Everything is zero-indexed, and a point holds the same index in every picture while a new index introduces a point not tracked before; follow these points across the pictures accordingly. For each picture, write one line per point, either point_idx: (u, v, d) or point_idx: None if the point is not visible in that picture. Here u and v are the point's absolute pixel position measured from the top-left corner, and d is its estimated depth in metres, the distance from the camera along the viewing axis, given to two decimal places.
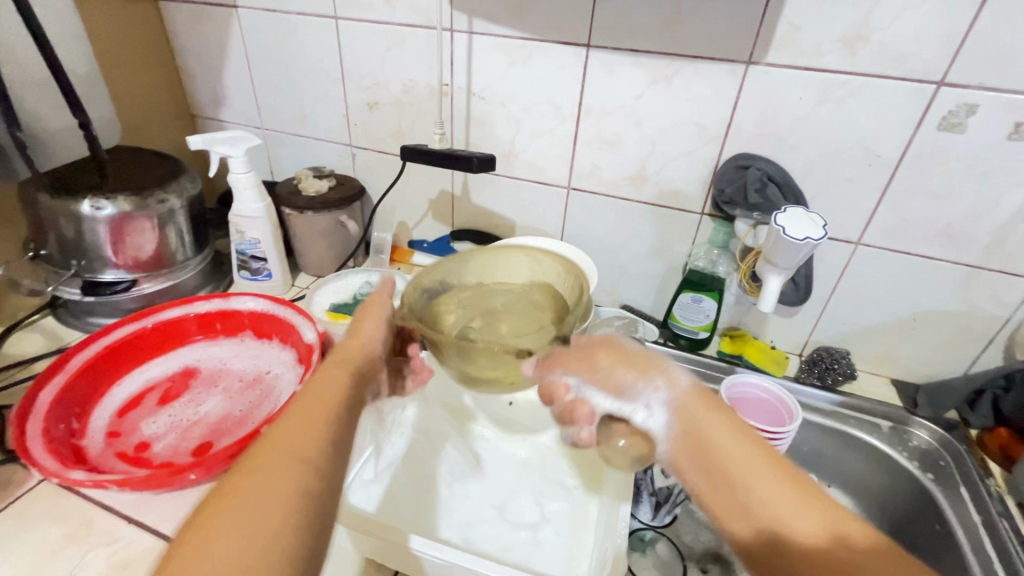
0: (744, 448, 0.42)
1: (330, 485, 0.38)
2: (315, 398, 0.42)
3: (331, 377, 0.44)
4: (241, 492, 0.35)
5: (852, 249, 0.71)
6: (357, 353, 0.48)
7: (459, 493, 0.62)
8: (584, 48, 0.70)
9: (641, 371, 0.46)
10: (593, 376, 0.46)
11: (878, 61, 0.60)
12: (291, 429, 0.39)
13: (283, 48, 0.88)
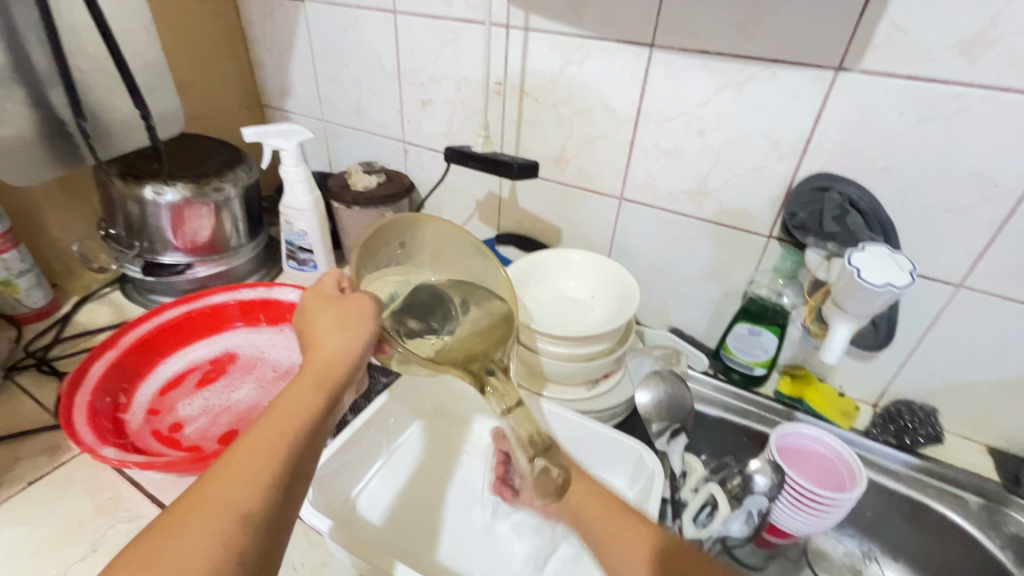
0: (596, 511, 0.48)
1: (279, 529, 0.35)
2: (275, 425, 0.38)
3: (297, 399, 0.40)
4: (175, 538, 0.32)
5: (951, 293, 0.60)
6: (329, 373, 0.42)
7: (470, 516, 0.59)
8: (647, 48, 0.64)
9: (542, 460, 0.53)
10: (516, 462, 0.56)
11: (1006, 72, 0.49)
12: (242, 463, 0.36)
13: (344, 42, 0.88)
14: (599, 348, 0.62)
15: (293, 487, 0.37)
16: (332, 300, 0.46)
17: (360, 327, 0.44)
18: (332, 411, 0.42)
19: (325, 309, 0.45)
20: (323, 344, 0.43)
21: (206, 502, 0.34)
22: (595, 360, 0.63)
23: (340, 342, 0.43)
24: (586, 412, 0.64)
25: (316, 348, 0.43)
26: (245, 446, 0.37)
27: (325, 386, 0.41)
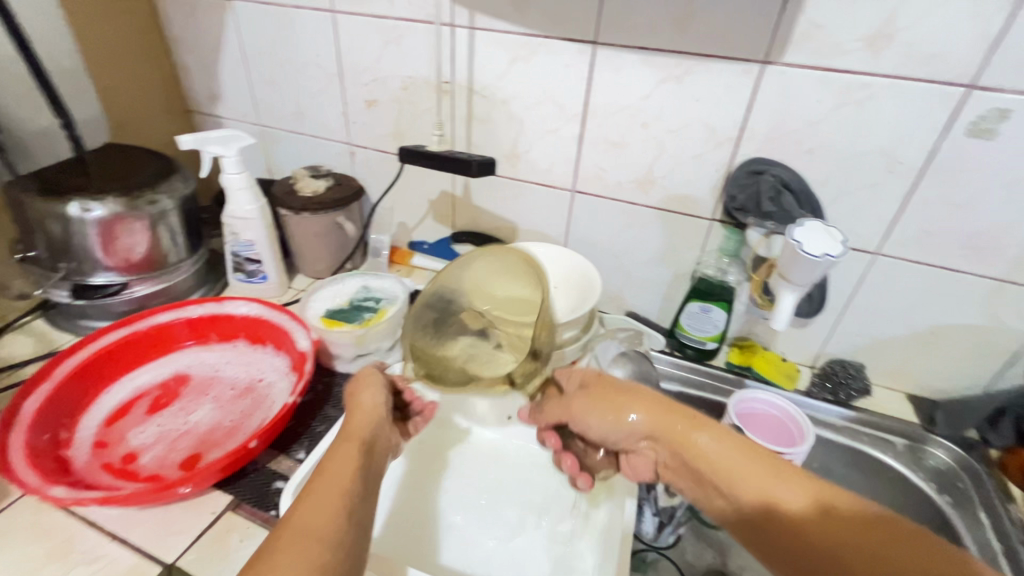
0: (729, 457, 0.46)
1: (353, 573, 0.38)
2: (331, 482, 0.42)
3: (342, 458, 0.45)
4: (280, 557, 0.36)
5: (870, 260, 0.67)
6: (362, 423, 0.50)
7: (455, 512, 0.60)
8: (591, 45, 0.67)
9: (617, 408, 0.54)
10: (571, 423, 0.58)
11: (905, 63, 0.56)
12: (315, 492, 0.41)
13: (278, 42, 0.85)
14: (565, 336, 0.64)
15: (360, 531, 0.40)
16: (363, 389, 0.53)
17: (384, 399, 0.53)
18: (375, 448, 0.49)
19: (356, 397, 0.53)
20: (353, 407, 0.52)
21: (297, 528, 0.38)
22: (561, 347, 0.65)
23: (366, 399, 0.52)
24: None
25: (356, 402, 0.52)
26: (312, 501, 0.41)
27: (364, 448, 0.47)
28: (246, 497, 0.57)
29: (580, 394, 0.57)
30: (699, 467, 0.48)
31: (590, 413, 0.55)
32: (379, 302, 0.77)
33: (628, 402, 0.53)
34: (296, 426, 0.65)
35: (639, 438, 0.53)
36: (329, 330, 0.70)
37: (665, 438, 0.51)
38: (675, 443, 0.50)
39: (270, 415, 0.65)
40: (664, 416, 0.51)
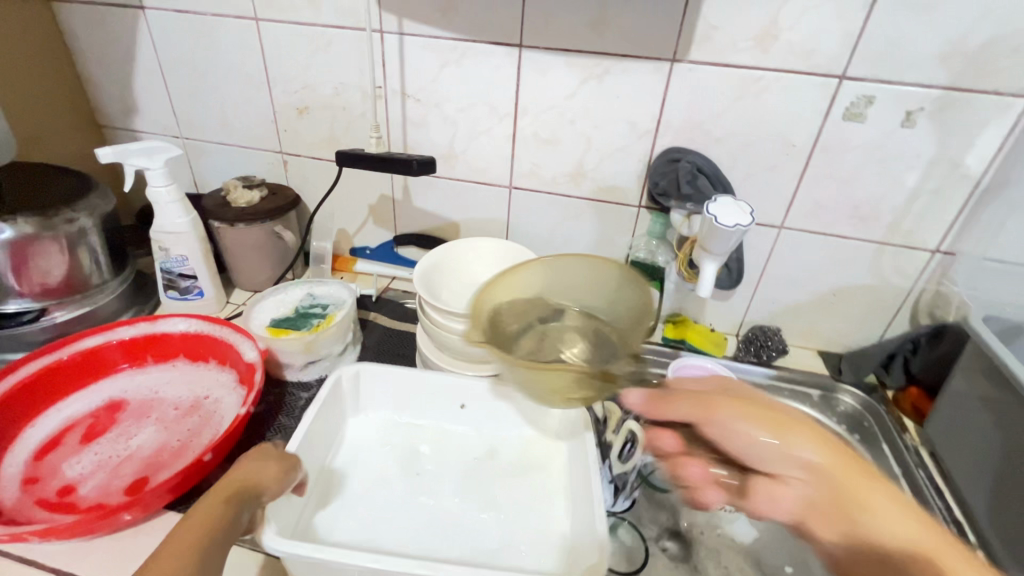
0: (886, 508, 0.40)
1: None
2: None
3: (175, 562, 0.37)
4: None
5: (777, 233, 0.76)
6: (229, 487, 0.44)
7: None
8: (517, 48, 0.71)
9: (781, 427, 0.43)
10: (709, 428, 0.46)
11: (788, 58, 0.64)
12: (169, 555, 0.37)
13: (200, 52, 0.83)
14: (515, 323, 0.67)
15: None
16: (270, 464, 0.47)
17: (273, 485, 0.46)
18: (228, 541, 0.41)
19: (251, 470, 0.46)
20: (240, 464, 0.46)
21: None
22: None
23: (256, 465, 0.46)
24: None
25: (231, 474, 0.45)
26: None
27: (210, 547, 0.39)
28: None
29: (720, 395, 0.47)
30: (855, 514, 0.40)
31: (742, 418, 0.45)
32: (326, 307, 0.76)
33: (795, 431, 0.43)
34: (250, 438, 0.63)
35: (792, 464, 0.43)
36: (275, 338, 0.69)
37: (825, 476, 0.42)
38: (845, 493, 0.41)
39: (221, 430, 0.63)
40: (833, 454, 0.42)
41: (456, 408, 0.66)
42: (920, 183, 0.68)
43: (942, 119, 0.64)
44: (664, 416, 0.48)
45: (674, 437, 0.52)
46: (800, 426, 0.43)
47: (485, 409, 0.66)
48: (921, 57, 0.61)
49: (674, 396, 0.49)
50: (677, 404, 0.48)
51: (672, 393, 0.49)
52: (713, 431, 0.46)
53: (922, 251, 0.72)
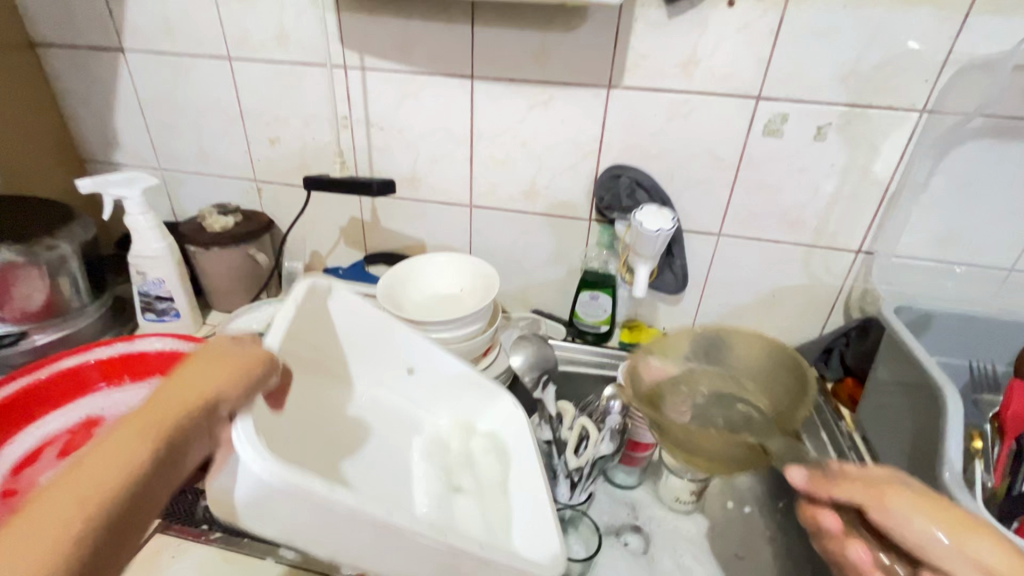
0: None
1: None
2: (65, 507, 0.32)
3: (95, 482, 0.34)
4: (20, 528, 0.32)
5: (716, 240, 0.82)
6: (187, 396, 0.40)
7: None
8: (469, 79, 0.78)
9: (947, 524, 0.38)
10: (875, 518, 0.41)
11: (709, 82, 0.71)
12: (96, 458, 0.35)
13: (177, 89, 0.89)
14: (473, 330, 0.72)
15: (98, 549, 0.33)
16: (225, 364, 0.43)
17: (234, 388, 0.42)
18: (177, 455, 0.38)
19: (208, 368, 0.42)
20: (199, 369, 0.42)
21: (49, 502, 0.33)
22: (473, 338, 0.73)
23: (214, 371, 0.42)
24: None
25: (192, 378, 0.41)
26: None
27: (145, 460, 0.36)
28: (174, 518, 0.59)
29: (893, 483, 0.42)
30: None
31: (918, 511, 0.39)
32: None
33: (980, 538, 0.37)
34: None
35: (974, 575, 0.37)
36: None
37: None
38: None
39: None
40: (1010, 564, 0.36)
41: (406, 374, 0.64)
42: (837, 190, 0.75)
43: (849, 132, 0.71)
44: (827, 495, 0.45)
45: (836, 516, 0.46)
46: (977, 530, 0.38)
47: (430, 379, 0.65)
48: (823, 78, 0.68)
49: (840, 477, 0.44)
50: (846, 486, 0.43)
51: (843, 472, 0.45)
52: (883, 522, 0.40)
53: (847, 252, 0.79)
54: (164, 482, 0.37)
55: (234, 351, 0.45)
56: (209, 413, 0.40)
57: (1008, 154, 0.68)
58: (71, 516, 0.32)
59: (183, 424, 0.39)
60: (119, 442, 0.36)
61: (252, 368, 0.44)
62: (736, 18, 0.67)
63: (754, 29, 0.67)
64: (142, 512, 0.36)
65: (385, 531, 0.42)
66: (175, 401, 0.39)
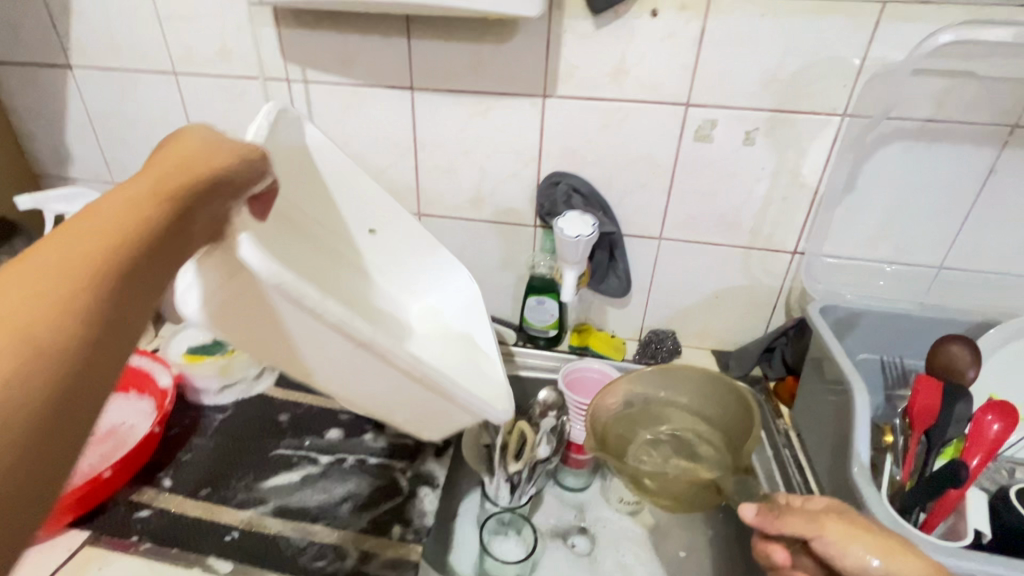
0: None
1: (78, 424, 0.29)
2: (31, 296, 0.28)
3: (61, 269, 0.29)
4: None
5: (657, 244, 0.84)
6: (169, 179, 0.36)
7: (304, 498, 0.64)
8: (409, 90, 0.79)
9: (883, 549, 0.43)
10: (824, 551, 0.44)
11: (640, 90, 0.73)
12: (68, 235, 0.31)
13: (126, 104, 0.90)
14: None
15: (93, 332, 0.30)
16: (187, 152, 0.38)
17: (220, 172, 0.38)
18: (174, 227, 0.35)
19: (174, 160, 0.38)
20: (178, 157, 0.38)
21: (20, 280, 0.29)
22: None
23: (198, 156, 0.38)
24: None
25: (176, 161, 0.38)
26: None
27: (126, 244, 0.32)
28: (104, 529, 0.60)
29: (835, 516, 0.45)
30: None
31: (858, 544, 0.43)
32: None
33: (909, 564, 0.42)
34: (159, 459, 0.68)
35: None
36: (192, 364, 0.74)
37: None
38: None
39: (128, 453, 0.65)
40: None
41: (364, 233, 0.66)
42: (769, 192, 0.77)
43: (776, 136, 0.73)
44: (777, 532, 0.45)
45: (784, 550, 0.48)
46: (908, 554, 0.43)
47: (385, 243, 0.67)
48: (748, 85, 0.70)
49: (793, 514, 0.46)
50: (797, 521, 0.45)
51: (792, 508, 0.46)
52: (830, 554, 0.44)
53: (783, 253, 0.81)
54: (152, 270, 0.33)
55: (189, 139, 0.40)
56: (183, 197, 0.35)
57: (927, 155, 0.70)
58: (48, 303, 0.28)
59: (161, 211, 0.34)
60: (88, 231, 0.31)
61: (218, 155, 0.39)
62: (661, 28, 0.69)
63: (678, 38, 0.69)
64: (135, 298, 0.32)
65: (366, 353, 0.42)
66: (137, 191, 0.34)
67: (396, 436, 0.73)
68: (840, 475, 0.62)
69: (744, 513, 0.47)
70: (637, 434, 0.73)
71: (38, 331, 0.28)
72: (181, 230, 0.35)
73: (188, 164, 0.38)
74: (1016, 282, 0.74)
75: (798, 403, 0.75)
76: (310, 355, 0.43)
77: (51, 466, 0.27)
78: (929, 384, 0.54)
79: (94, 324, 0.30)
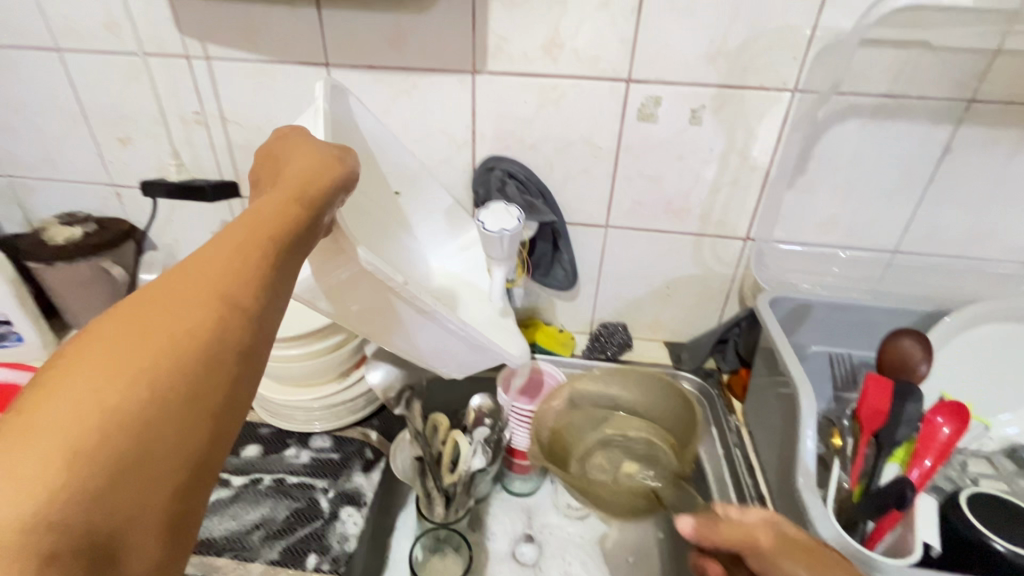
0: None
1: (232, 410, 0.28)
2: (197, 281, 0.29)
3: (227, 254, 0.30)
4: (172, 291, 0.28)
5: (604, 232, 0.78)
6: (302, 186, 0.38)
7: (209, 526, 0.58)
8: (324, 67, 0.71)
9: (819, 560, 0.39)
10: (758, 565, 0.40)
11: (577, 65, 0.66)
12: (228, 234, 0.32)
13: (5, 86, 0.79)
14: (337, 341, 0.65)
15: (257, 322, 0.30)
16: (303, 167, 0.40)
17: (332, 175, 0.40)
18: (309, 230, 0.36)
19: (297, 173, 0.39)
20: (293, 167, 0.40)
21: (190, 273, 0.29)
22: (340, 349, 0.65)
23: (309, 163, 0.41)
24: (338, 404, 0.67)
25: (294, 169, 0.40)
26: (146, 314, 0.27)
27: (275, 237, 0.33)
28: None
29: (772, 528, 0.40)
30: None
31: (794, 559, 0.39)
32: None
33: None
34: None
35: None
36: None
37: None
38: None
39: None
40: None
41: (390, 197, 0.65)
42: (718, 175, 0.72)
43: (724, 115, 0.67)
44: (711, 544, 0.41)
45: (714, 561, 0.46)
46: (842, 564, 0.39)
47: (410, 203, 0.67)
48: (692, 58, 0.64)
49: (728, 529, 0.41)
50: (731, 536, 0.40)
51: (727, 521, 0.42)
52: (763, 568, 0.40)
53: (735, 239, 0.76)
54: (293, 267, 0.34)
55: (296, 155, 0.42)
56: (310, 203, 0.37)
57: (881, 133, 0.65)
58: (217, 285, 0.29)
59: (298, 211, 0.36)
60: (241, 225, 0.33)
61: (334, 168, 0.41)
62: None
63: (615, 6, 0.62)
64: (281, 291, 0.32)
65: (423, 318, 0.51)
66: (276, 198, 0.36)
67: (321, 450, 0.67)
68: (787, 479, 0.59)
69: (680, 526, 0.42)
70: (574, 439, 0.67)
71: (211, 309, 0.28)
72: (310, 231, 0.36)
73: (309, 176, 0.39)
74: (969, 265, 0.72)
75: (750, 400, 0.72)
76: (378, 329, 0.51)
77: (205, 450, 0.27)
78: (880, 384, 0.50)
79: (254, 309, 0.30)
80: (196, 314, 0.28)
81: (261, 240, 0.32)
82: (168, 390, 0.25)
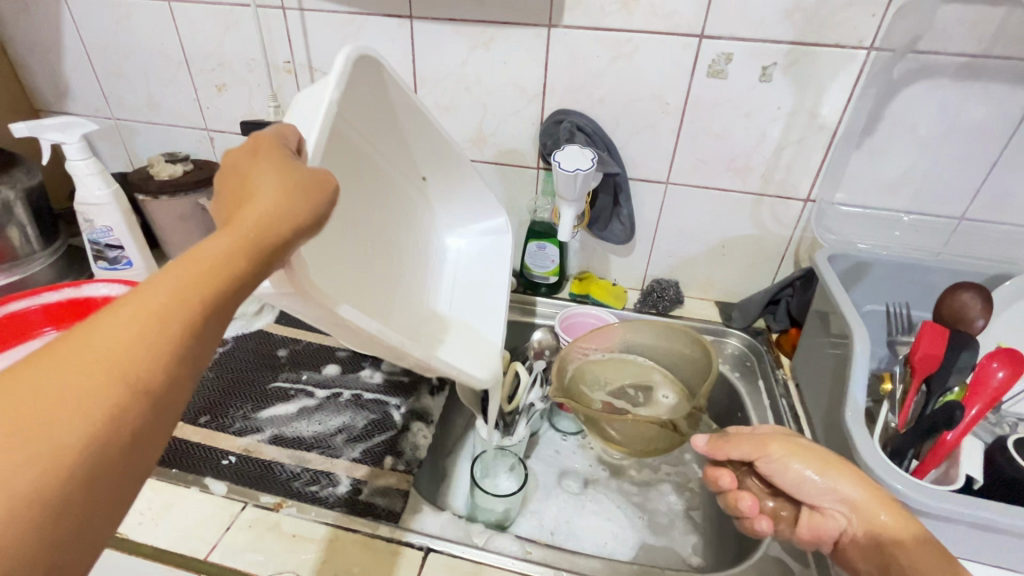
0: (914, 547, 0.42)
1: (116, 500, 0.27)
2: (106, 351, 0.27)
3: (140, 325, 0.28)
4: (73, 362, 0.26)
5: (664, 189, 0.81)
6: (258, 225, 0.34)
7: (297, 428, 0.66)
8: (407, 20, 0.76)
9: (820, 458, 0.48)
10: (765, 464, 0.49)
11: (651, 20, 0.68)
12: (153, 291, 0.29)
13: (119, 34, 0.87)
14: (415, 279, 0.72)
15: (162, 400, 0.28)
16: (265, 206, 0.34)
17: (301, 215, 0.35)
18: (249, 285, 0.33)
19: (254, 213, 0.34)
20: (256, 189, 0.36)
21: (97, 340, 0.27)
22: None
23: (270, 189, 0.35)
24: None
25: (250, 194, 0.35)
26: (39, 391, 0.25)
27: (205, 303, 0.30)
28: None
29: (776, 436, 0.51)
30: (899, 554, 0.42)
31: (794, 455, 0.48)
32: None
33: (839, 470, 0.47)
34: None
35: (826, 497, 0.47)
36: None
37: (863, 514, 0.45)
38: (870, 514, 0.45)
39: None
40: (848, 478, 0.46)
41: (418, 180, 0.71)
42: (784, 134, 0.73)
43: (795, 73, 0.68)
44: (725, 455, 0.52)
45: (732, 477, 0.52)
46: (836, 461, 0.48)
47: (440, 185, 0.73)
48: (768, 15, 0.65)
49: (737, 436, 0.52)
50: (739, 443, 0.51)
51: (736, 434, 0.52)
52: (769, 468, 0.49)
53: (795, 200, 0.78)
54: (216, 333, 0.31)
55: (267, 172, 0.36)
56: (258, 262, 0.33)
57: (957, 95, 0.65)
58: (121, 362, 0.27)
59: (240, 269, 0.32)
60: (174, 278, 0.30)
61: (301, 211, 0.36)
62: None
63: None
64: (200, 359, 0.30)
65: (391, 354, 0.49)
66: (216, 245, 0.32)
67: (393, 373, 0.74)
68: (834, 424, 0.62)
69: (694, 440, 0.54)
70: (599, 381, 0.76)
71: (108, 391, 0.26)
72: (247, 288, 0.33)
73: (266, 224, 0.34)
74: None
75: (801, 355, 0.74)
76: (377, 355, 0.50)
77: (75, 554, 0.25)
78: (937, 333, 0.53)
79: (160, 388, 0.28)
80: (77, 409, 0.25)
81: (186, 305, 0.30)
82: (44, 491, 0.24)
